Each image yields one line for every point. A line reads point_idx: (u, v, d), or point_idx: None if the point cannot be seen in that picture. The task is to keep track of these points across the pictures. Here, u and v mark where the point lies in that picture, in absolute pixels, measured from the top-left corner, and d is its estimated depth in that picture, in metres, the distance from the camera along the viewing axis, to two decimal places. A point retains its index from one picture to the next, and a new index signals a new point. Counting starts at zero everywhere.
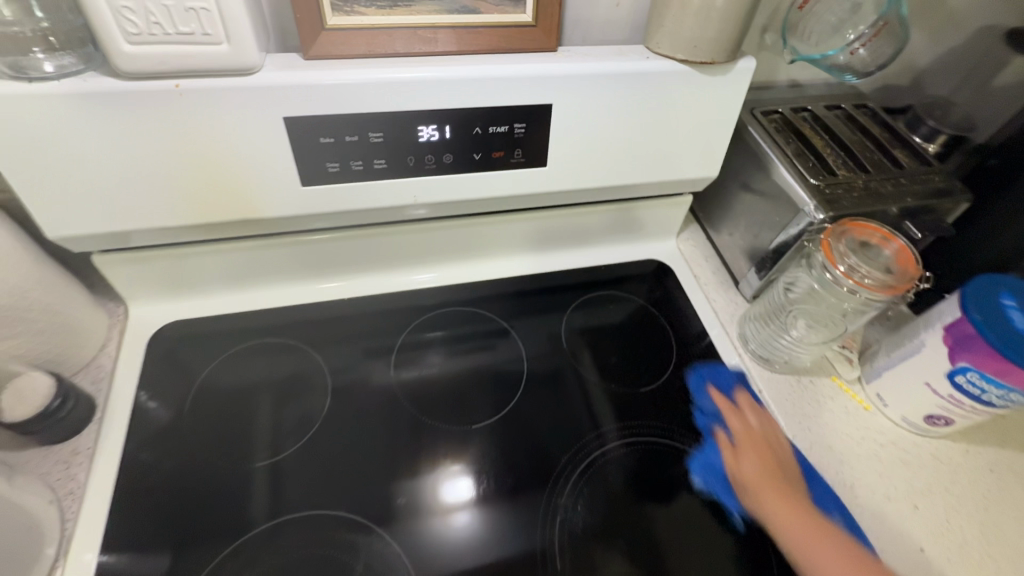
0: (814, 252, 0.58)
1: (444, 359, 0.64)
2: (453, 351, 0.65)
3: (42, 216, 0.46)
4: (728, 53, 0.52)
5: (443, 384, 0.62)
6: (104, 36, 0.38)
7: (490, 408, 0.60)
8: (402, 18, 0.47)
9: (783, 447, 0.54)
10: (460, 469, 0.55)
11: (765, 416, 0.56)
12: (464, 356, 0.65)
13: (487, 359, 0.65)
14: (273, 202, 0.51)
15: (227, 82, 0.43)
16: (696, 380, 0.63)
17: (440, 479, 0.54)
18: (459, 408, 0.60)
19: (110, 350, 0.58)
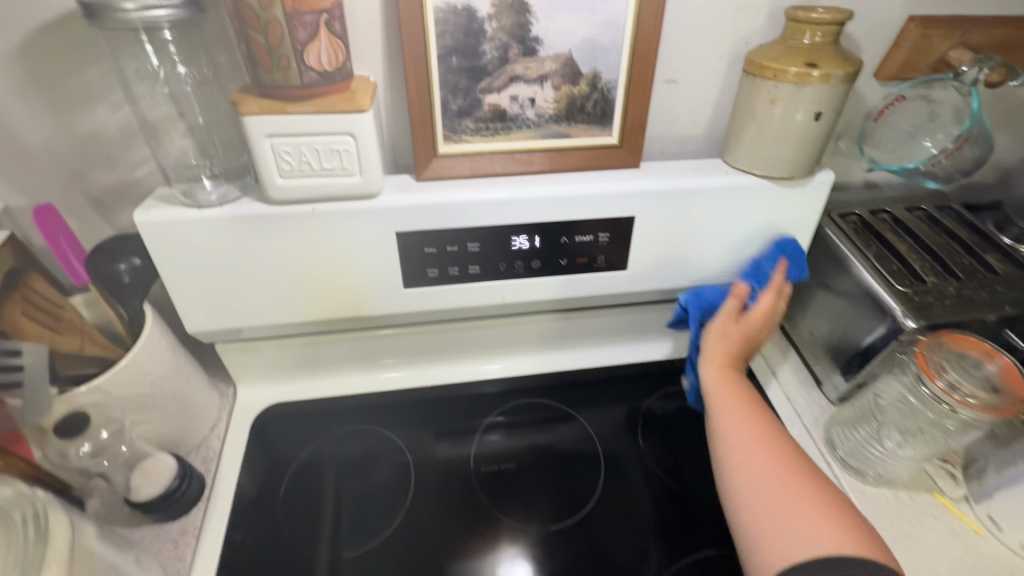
0: (907, 364, 0.56)
1: (504, 440, 0.66)
2: (516, 433, 0.67)
3: (187, 313, 0.53)
4: (807, 169, 0.54)
5: (511, 467, 0.63)
6: (263, 172, 0.45)
7: (561, 505, 0.60)
8: (502, 145, 0.53)
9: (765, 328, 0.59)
10: (516, 553, 0.55)
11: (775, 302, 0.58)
12: (524, 437, 0.66)
13: (552, 441, 0.66)
14: (377, 302, 0.56)
15: (353, 206, 0.49)
16: (774, 247, 0.59)
17: (499, 563, 0.55)
18: (525, 499, 0.60)
19: (219, 430, 0.62)
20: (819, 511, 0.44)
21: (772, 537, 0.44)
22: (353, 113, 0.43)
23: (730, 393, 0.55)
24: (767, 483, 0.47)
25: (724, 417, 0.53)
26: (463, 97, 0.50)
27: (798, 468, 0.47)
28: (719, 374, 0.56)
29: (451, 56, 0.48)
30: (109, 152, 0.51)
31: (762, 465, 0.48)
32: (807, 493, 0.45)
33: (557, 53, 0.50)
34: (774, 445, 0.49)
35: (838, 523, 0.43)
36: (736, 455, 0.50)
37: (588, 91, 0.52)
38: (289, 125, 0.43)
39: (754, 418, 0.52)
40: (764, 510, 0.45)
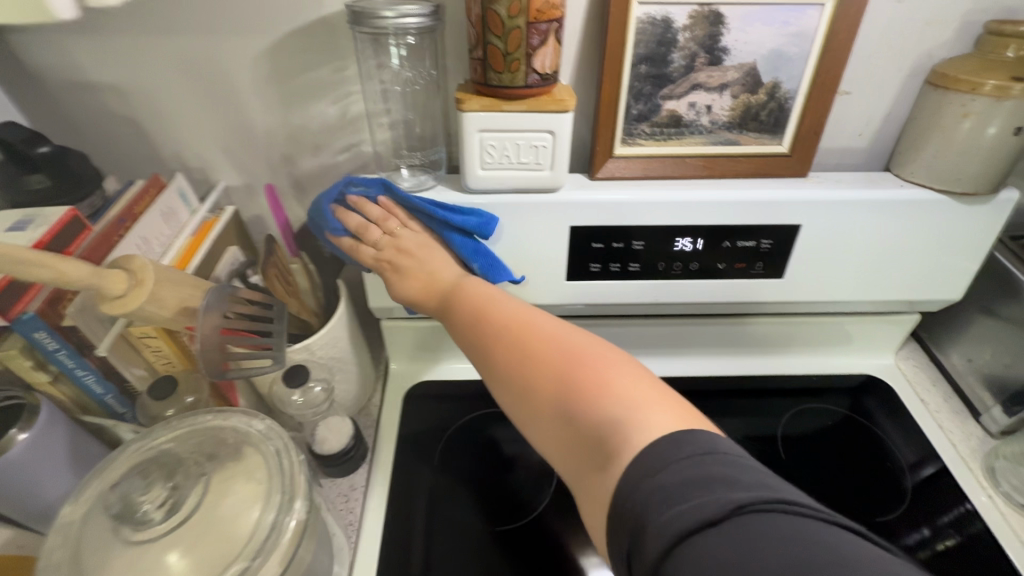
0: None
1: None
2: None
3: (373, 289, 0.59)
4: (994, 185, 0.53)
5: None
6: (468, 163, 0.50)
7: None
8: (674, 149, 0.56)
9: (398, 228, 0.52)
10: None
11: (379, 213, 0.52)
12: None
13: None
14: (537, 292, 0.59)
15: (538, 199, 0.53)
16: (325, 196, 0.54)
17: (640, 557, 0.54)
18: None
19: (376, 400, 0.68)
20: (613, 381, 0.37)
21: (571, 447, 0.37)
22: (558, 113, 0.47)
23: (485, 295, 0.48)
24: (546, 394, 0.39)
25: (501, 332, 0.44)
26: (645, 102, 0.53)
27: (609, 365, 0.38)
28: (468, 295, 0.48)
29: (642, 64, 0.51)
30: (320, 139, 0.58)
31: (511, 351, 0.42)
32: (607, 376, 0.37)
33: (742, 63, 0.52)
34: (549, 343, 0.41)
35: (651, 404, 0.35)
36: (507, 359, 0.42)
37: (765, 100, 0.54)
38: (501, 121, 0.47)
39: (512, 312, 0.45)
40: (564, 424, 0.37)
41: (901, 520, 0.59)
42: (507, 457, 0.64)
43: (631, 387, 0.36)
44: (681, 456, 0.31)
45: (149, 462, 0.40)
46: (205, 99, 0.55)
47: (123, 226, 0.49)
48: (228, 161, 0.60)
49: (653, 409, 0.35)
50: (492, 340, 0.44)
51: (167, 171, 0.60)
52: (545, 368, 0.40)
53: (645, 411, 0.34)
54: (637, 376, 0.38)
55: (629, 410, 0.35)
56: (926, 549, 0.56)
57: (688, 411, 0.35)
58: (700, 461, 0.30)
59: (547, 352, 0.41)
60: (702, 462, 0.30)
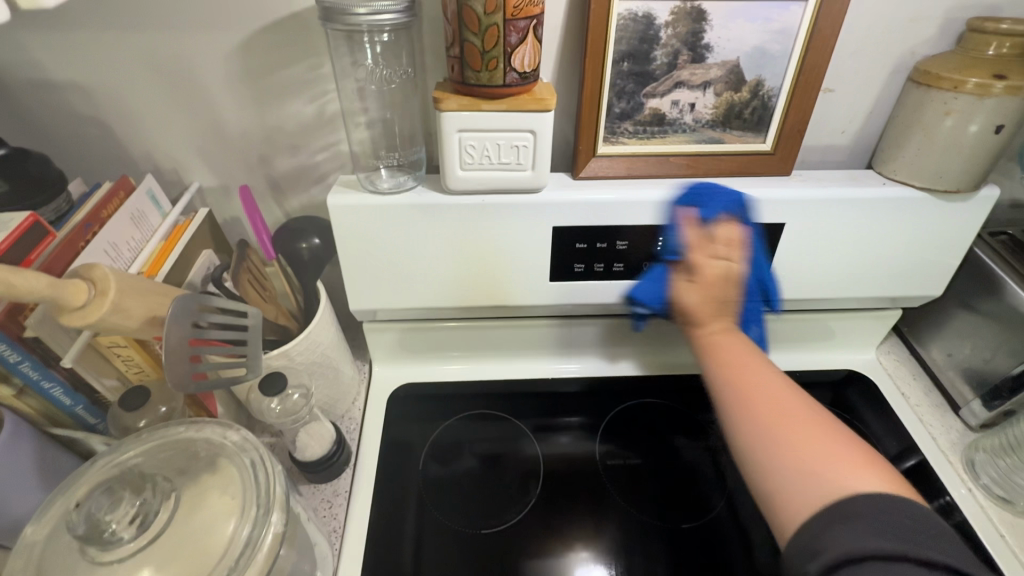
0: None
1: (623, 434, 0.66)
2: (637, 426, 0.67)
3: (353, 292, 0.57)
4: (975, 183, 0.53)
5: (633, 463, 0.63)
6: (448, 164, 0.49)
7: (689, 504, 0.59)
8: (657, 147, 0.55)
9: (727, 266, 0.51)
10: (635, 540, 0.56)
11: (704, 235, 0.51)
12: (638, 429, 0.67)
13: (670, 440, 0.65)
14: (521, 292, 0.59)
15: (521, 199, 0.52)
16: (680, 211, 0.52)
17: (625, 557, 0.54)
18: (648, 493, 0.60)
19: (359, 403, 0.67)
20: (827, 451, 0.38)
21: (789, 491, 0.37)
22: (539, 112, 0.46)
23: (753, 365, 0.47)
24: (798, 458, 0.38)
25: (751, 396, 0.44)
26: (627, 100, 0.53)
27: (811, 425, 0.40)
28: (719, 330, 0.51)
29: (623, 62, 0.50)
30: (296, 139, 0.56)
31: (771, 407, 0.42)
32: (830, 441, 0.39)
33: (725, 60, 0.51)
34: (821, 418, 0.41)
35: (842, 458, 0.37)
36: (740, 413, 0.44)
37: (748, 97, 0.53)
38: (480, 121, 0.46)
39: (763, 379, 0.45)
40: (789, 476, 0.38)
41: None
42: (493, 460, 0.63)
43: (844, 450, 0.38)
44: (890, 523, 0.33)
45: (118, 477, 0.38)
46: (175, 98, 0.53)
47: (89, 231, 0.47)
48: (201, 162, 0.58)
49: (858, 471, 0.36)
50: (739, 386, 0.45)
51: (137, 172, 0.58)
52: (804, 436, 0.39)
53: (860, 473, 0.36)
54: (847, 446, 0.38)
55: (821, 465, 0.37)
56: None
57: (884, 469, 0.37)
58: (909, 524, 0.33)
59: (813, 419, 0.41)
60: (901, 516, 0.33)
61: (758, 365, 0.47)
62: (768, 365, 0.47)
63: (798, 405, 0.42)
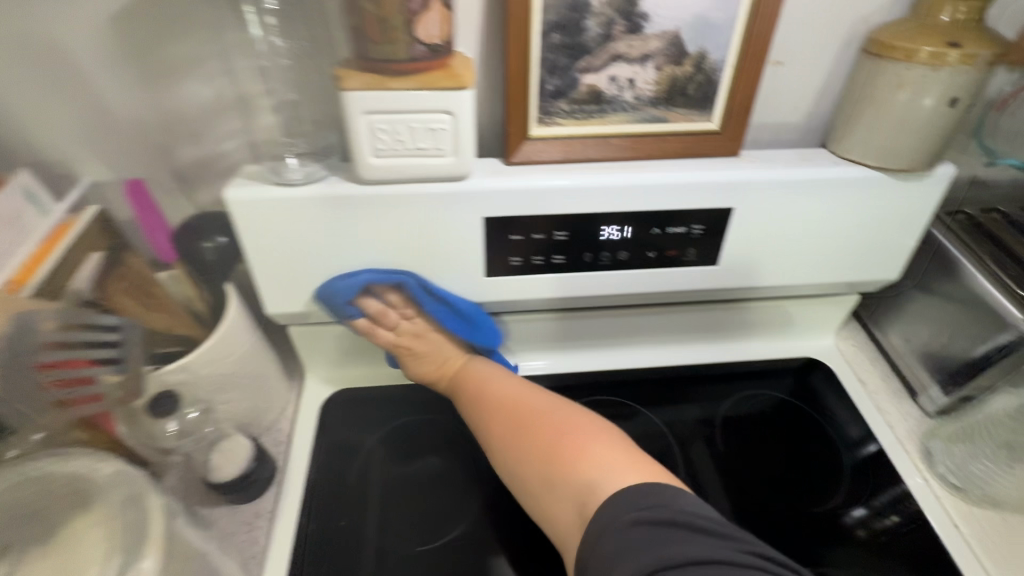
0: None
1: None
2: None
3: (267, 294, 0.52)
4: (929, 161, 0.50)
5: None
6: (358, 150, 0.44)
7: None
8: (596, 129, 0.50)
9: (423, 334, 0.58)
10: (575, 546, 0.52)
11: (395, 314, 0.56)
12: None
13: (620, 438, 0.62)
14: (454, 288, 0.54)
15: (444, 188, 0.47)
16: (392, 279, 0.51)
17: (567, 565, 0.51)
18: None
19: (289, 413, 0.62)
20: (594, 449, 0.46)
21: (556, 503, 0.45)
22: (454, 90, 0.41)
23: (495, 382, 0.56)
24: (554, 479, 0.46)
25: (511, 411, 0.52)
26: (561, 76, 0.48)
27: (575, 423, 0.49)
28: (455, 369, 0.59)
29: (553, 33, 0.45)
30: (195, 125, 0.49)
31: (514, 422, 0.51)
32: (580, 440, 0.47)
33: (664, 30, 0.47)
34: (519, 420, 0.51)
35: (615, 468, 0.44)
36: (499, 436, 0.51)
37: (692, 72, 0.49)
38: (388, 102, 0.41)
39: (511, 395, 0.53)
40: (552, 481, 0.46)
41: (842, 501, 0.57)
42: (429, 464, 0.59)
43: (610, 446, 0.47)
44: (655, 517, 0.40)
45: None
46: None
47: None
48: None
49: (613, 469, 0.44)
50: (489, 421, 0.53)
51: None
52: (570, 456, 0.46)
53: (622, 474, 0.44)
54: (604, 447, 0.47)
55: (586, 464, 0.45)
56: (864, 528, 0.55)
57: (648, 467, 0.45)
58: (670, 511, 0.40)
59: (555, 426, 0.49)
60: (650, 500, 0.41)
61: (490, 384, 0.55)
62: (508, 378, 0.56)
63: (545, 414, 0.50)
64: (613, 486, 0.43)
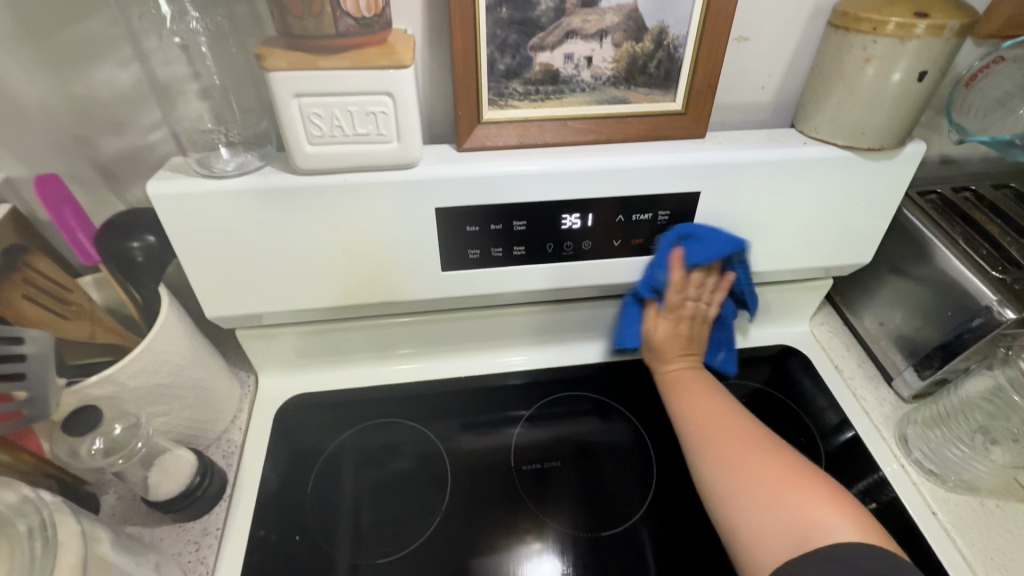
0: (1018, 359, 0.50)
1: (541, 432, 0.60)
2: (556, 422, 0.61)
3: (205, 296, 0.48)
4: (899, 138, 0.48)
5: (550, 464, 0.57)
6: (290, 138, 0.40)
7: (612, 505, 0.54)
8: (553, 111, 0.47)
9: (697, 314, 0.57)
10: (544, 549, 0.50)
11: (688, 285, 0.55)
12: (561, 426, 0.61)
13: (593, 435, 0.60)
14: (411, 286, 0.51)
15: (390, 177, 0.44)
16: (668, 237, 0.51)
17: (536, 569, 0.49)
18: (565, 496, 0.54)
19: (241, 422, 0.58)
20: (795, 488, 0.42)
21: (767, 533, 0.41)
22: (393, 69, 0.38)
23: (699, 394, 0.54)
24: (767, 504, 0.42)
25: (705, 421, 0.50)
26: (512, 55, 0.45)
27: (770, 451, 0.46)
28: (677, 373, 0.57)
29: (502, 7, 0.42)
30: (118, 115, 0.45)
31: (715, 426, 0.50)
32: (806, 480, 0.43)
33: (620, 4, 0.44)
34: (768, 448, 0.46)
35: (788, 490, 0.42)
36: (723, 461, 0.46)
37: (652, 48, 0.46)
38: (320, 83, 0.37)
39: (715, 411, 0.51)
40: (766, 513, 0.42)
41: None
42: (396, 473, 0.56)
43: (801, 490, 0.42)
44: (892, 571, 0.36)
45: None
46: None
47: None
48: None
49: (829, 511, 0.41)
50: (692, 418, 0.52)
51: None
52: (759, 476, 0.44)
53: (815, 509, 0.41)
54: (819, 485, 0.43)
55: (802, 504, 0.41)
56: None
57: (847, 505, 0.42)
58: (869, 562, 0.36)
59: (776, 460, 0.45)
60: (878, 552, 0.37)
61: (681, 393, 0.55)
62: (710, 398, 0.53)
63: (726, 414, 0.51)
64: (820, 517, 0.40)
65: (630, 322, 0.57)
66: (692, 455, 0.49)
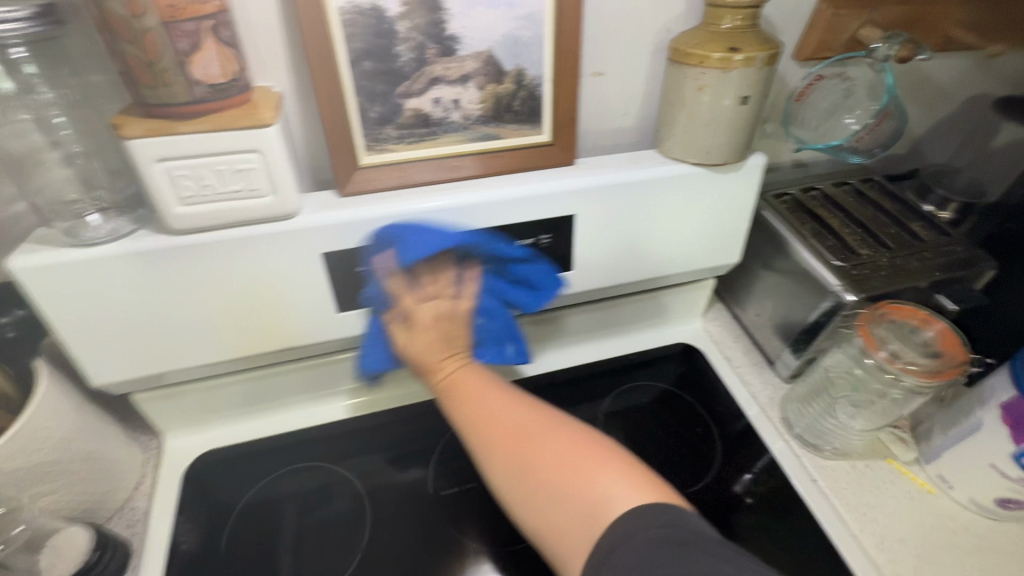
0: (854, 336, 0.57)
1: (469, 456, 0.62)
2: None
3: (88, 366, 0.47)
4: (740, 153, 0.54)
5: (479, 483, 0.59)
6: (158, 200, 0.40)
7: None
8: (429, 151, 0.50)
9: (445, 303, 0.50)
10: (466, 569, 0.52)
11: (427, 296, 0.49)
12: None
13: None
14: (307, 329, 0.52)
15: (271, 228, 0.45)
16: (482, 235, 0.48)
17: None
18: (496, 511, 0.57)
19: (145, 488, 0.56)
20: (591, 461, 0.39)
21: (561, 523, 0.37)
22: (255, 129, 0.39)
23: (485, 393, 0.47)
24: (577, 492, 0.37)
25: (484, 424, 0.44)
26: (382, 103, 0.47)
27: (552, 433, 0.42)
28: (451, 373, 0.49)
29: (364, 60, 0.44)
30: None
31: (504, 428, 0.43)
32: (583, 459, 0.39)
33: (478, 51, 0.48)
34: (556, 426, 0.42)
35: (570, 470, 0.38)
36: (501, 457, 0.42)
37: (514, 88, 0.50)
38: (181, 147, 0.38)
39: (506, 410, 0.45)
40: (543, 504, 0.38)
41: (726, 474, 0.61)
42: (312, 517, 0.56)
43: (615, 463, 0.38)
44: (659, 535, 0.33)
45: None
46: None
47: None
48: None
49: (618, 481, 0.37)
50: (476, 424, 0.45)
51: None
52: (570, 465, 0.39)
53: (600, 480, 0.37)
54: (572, 448, 0.40)
55: (585, 478, 0.38)
56: (751, 494, 0.59)
57: (642, 473, 0.38)
58: (663, 526, 0.34)
59: (575, 440, 0.41)
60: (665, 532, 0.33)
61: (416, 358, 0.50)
62: (504, 394, 0.47)
63: (527, 408, 0.44)
64: (607, 485, 0.37)
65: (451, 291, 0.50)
66: (490, 473, 0.43)
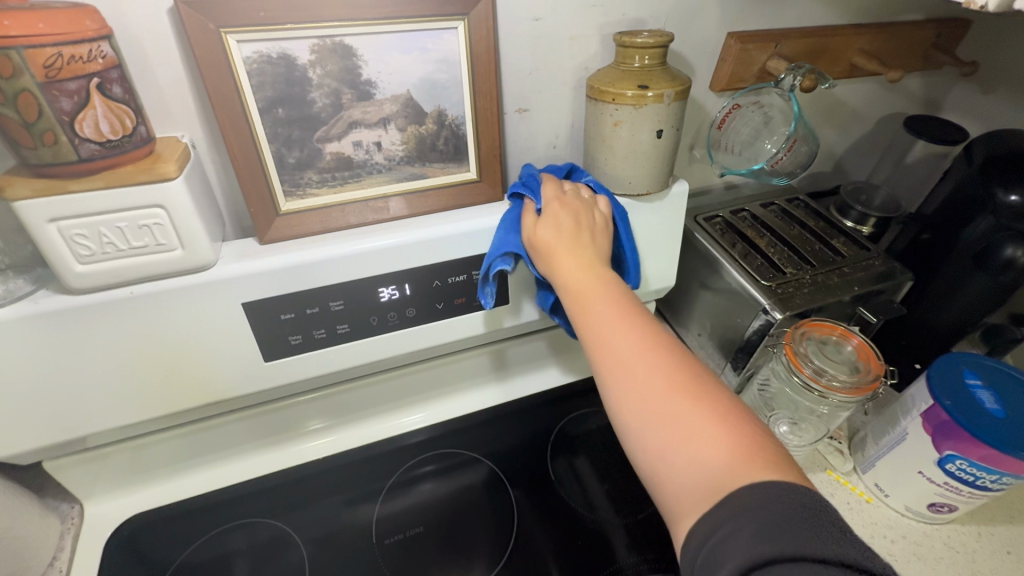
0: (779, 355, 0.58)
1: (438, 488, 0.62)
2: (443, 478, 0.63)
3: None
4: (662, 183, 0.56)
5: (440, 515, 0.59)
6: (53, 261, 0.38)
7: (496, 543, 0.56)
8: (353, 194, 0.50)
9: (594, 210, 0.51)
10: None
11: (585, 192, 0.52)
12: (456, 478, 0.63)
13: (478, 480, 0.63)
14: (233, 381, 0.50)
15: (183, 282, 0.43)
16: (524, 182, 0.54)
17: None
18: (457, 545, 0.56)
19: (62, 562, 0.52)
20: (713, 431, 0.35)
21: (677, 482, 0.35)
22: (157, 183, 0.38)
23: (618, 330, 0.42)
24: (695, 460, 0.34)
25: (638, 357, 0.40)
26: (300, 148, 0.46)
27: (691, 387, 0.37)
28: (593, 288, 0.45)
29: (276, 108, 0.44)
30: None
31: (666, 370, 0.38)
32: (706, 424, 0.35)
33: (395, 94, 0.48)
34: (685, 379, 0.38)
35: (713, 432, 0.35)
36: (636, 402, 0.38)
37: (435, 129, 0.51)
38: (74, 205, 0.37)
39: (665, 356, 0.39)
40: (668, 462, 0.35)
41: None
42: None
43: (738, 435, 0.34)
44: (773, 519, 0.29)
45: None
46: None
47: None
48: None
49: (744, 458, 0.33)
50: (610, 358, 0.41)
51: None
52: (704, 429, 0.35)
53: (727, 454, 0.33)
54: (723, 415, 0.36)
55: (710, 448, 0.34)
56: None
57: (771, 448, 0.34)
58: (791, 507, 0.30)
59: (697, 400, 0.37)
60: (798, 507, 0.30)
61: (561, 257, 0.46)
62: (623, 323, 0.42)
63: (645, 353, 0.40)
64: (746, 457, 0.33)
65: (510, 231, 0.51)
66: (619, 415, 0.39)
